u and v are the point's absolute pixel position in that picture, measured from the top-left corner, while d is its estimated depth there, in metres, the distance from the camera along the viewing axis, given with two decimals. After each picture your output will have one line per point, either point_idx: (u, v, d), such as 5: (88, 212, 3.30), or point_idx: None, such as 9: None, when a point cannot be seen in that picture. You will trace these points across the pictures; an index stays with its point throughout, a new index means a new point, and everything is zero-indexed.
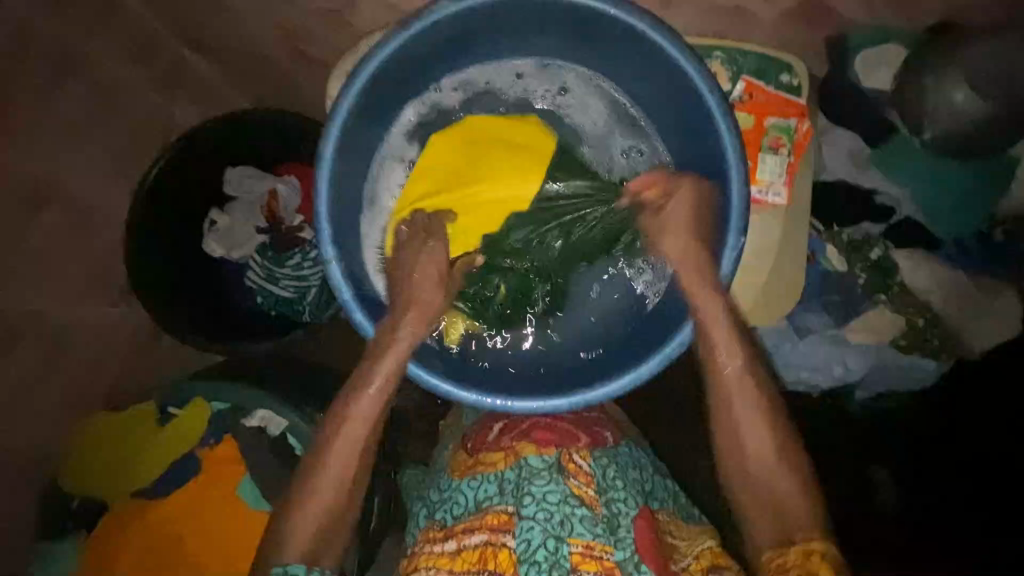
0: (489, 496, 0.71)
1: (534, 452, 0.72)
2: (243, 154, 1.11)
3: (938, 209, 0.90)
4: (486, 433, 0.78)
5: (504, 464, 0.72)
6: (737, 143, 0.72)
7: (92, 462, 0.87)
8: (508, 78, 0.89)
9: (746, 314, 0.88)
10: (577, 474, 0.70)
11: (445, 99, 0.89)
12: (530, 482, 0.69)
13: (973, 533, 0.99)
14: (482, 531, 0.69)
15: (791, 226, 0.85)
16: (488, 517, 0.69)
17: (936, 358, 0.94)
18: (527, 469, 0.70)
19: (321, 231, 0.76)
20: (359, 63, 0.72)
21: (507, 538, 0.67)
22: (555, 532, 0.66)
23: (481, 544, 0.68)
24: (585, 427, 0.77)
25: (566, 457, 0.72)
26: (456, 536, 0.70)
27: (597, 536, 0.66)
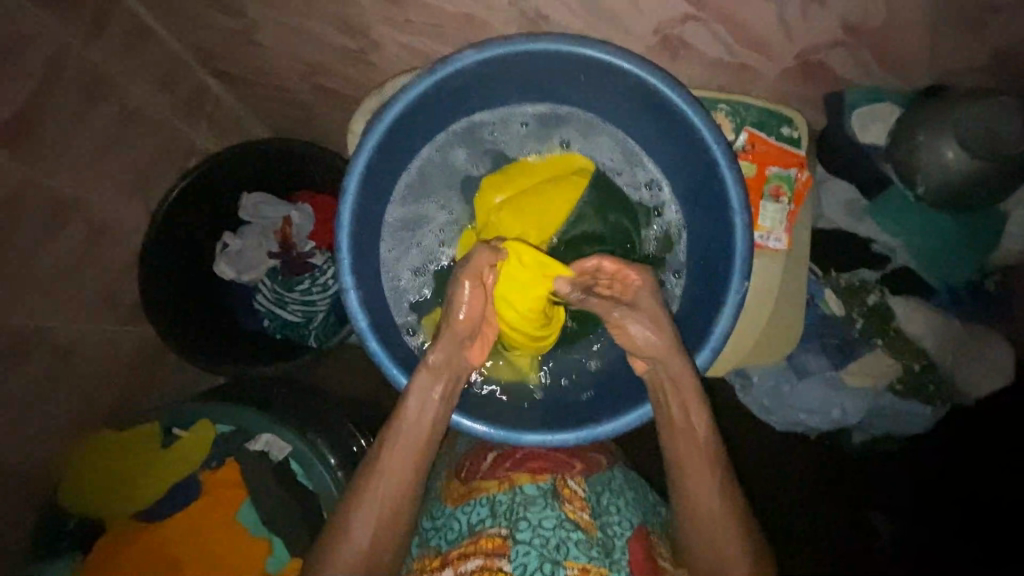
0: (482, 519, 0.71)
1: (529, 480, 0.73)
2: (261, 182, 1.16)
3: (937, 261, 0.92)
4: (481, 460, 0.79)
5: (498, 488, 0.73)
6: (742, 190, 0.75)
7: (90, 481, 0.87)
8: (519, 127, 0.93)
9: (748, 355, 0.90)
10: (572, 499, 0.72)
11: (456, 145, 0.92)
12: (526, 508, 0.70)
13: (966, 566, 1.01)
14: (478, 556, 0.68)
15: (790, 273, 0.88)
16: (482, 541, 0.69)
17: (932, 404, 0.95)
18: (522, 495, 0.71)
19: (341, 262, 0.78)
20: (385, 106, 0.76)
21: (502, 562, 0.67)
22: (551, 556, 0.66)
23: (476, 571, 0.67)
24: (579, 453, 0.80)
25: (561, 482, 0.74)
26: (452, 564, 0.69)
27: (592, 559, 0.67)
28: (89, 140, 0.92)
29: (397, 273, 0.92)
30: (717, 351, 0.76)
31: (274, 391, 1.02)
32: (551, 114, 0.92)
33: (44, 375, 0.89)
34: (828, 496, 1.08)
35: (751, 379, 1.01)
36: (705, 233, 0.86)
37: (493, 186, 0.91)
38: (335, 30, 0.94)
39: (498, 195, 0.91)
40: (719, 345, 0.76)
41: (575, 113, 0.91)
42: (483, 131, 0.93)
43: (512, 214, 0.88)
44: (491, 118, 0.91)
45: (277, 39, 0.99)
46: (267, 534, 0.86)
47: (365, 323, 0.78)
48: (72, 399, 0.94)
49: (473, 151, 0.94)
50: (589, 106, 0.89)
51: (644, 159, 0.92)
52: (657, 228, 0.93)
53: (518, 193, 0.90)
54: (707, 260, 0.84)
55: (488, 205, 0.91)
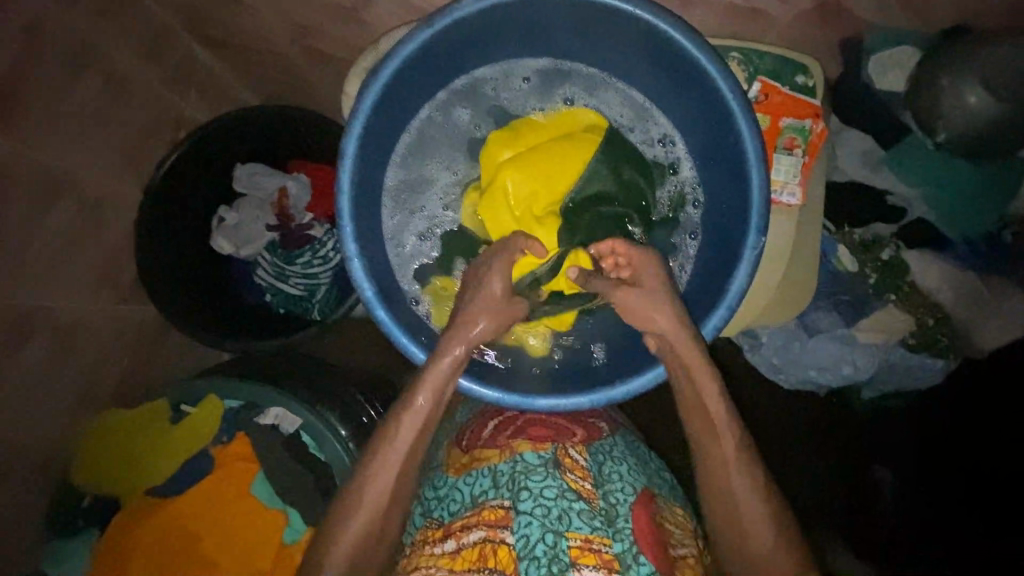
0: (484, 491, 0.70)
1: (529, 448, 0.72)
2: (254, 153, 1.13)
3: (953, 212, 0.90)
4: (481, 429, 0.79)
5: (499, 458, 0.72)
6: (759, 142, 0.72)
7: (101, 462, 0.87)
8: (520, 84, 0.90)
9: (761, 313, 0.89)
10: (574, 469, 0.71)
11: (457, 105, 0.89)
12: (527, 477, 0.68)
13: (974, 533, 0.98)
14: (479, 528, 0.67)
15: (803, 228, 0.85)
16: (484, 513, 0.68)
17: (943, 358, 0.95)
18: (522, 464, 0.70)
19: (343, 229, 0.75)
20: (382, 61, 0.72)
21: (506, 534, 0.65)
22: (553, 526, 0.64)
23: (478, 543, 0.66)
24: (579, 420, 0.80)
25: (561, 452, 0.72)
26: (455, 535, 0.68)
27: (596, 530, 0.65)
28: (78, 112, 0.88)
29: (400, 242, 0.90)
30: (734, 309, 0.74)
31: (275, 367, 1.00)
32: (555, 67, 0.88)
33: (50, 353, 0.87)
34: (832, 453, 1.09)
35: (759, 339, 1.00)
36: (719, 189, 0.83)
37: (500, 143, 0.87)
38: None
39: (507, 152, 0.87)
40: (737, 302, 0.74)
41: (580, 67, 0.88)
42: (484, 90, 0.90)
43: (522, 171, 0.84)
44: (492, 74, 0.88)
45: None
46: (282, 505, 0.86)
47: (372, 292, 0.76)
48: (78, 379, 0.93)
49: (474, 111, 0.91)
50: (595, 58, 0.86)
51: (651, 115, 0.89)
52: (667, 187, 0.91)
53: (528, 148, 0.87)
54: (723, 218, 0.82)
55: (495, 162, 0.87)
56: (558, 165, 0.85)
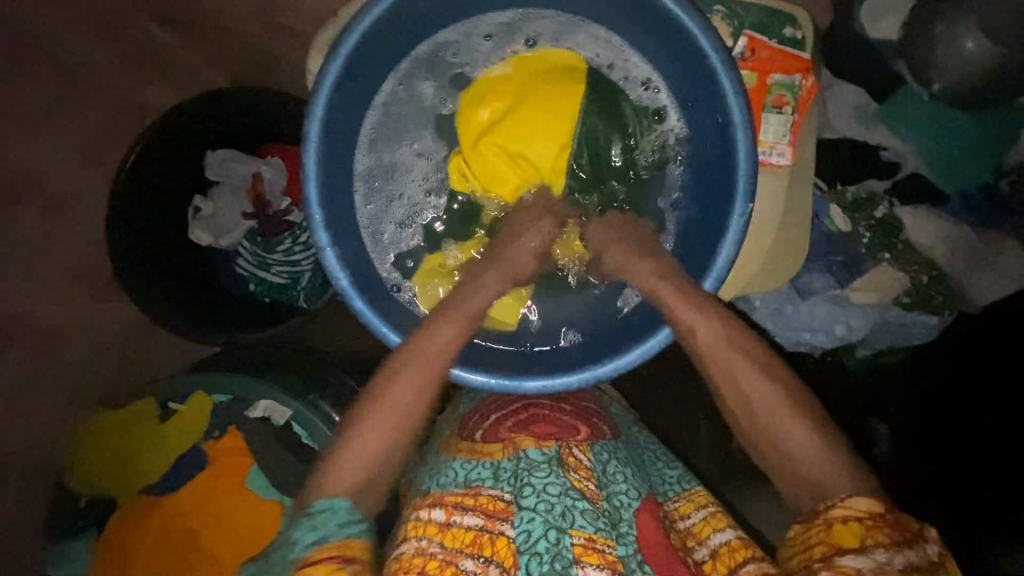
0: (482, 477, 0.67)
1: (533, 444, 0.69)
2: (224, 137, 1.08)
3: (946, 163, 0.88)
4: (484, 417, 0.76)
5: (501, 454, 0.69)
6: (742, 100, 0.69)
7: (93, 464, 0.86)
8: (481, 44, 0.86)
9: (752, 280, 0.86)
10: (578, 468, 0.68)
11: (420, 71, 0.85)
12: (530, 473, 0.66)
13: (970, 489, 0.96)
14: (476, 514, 0.64)
15: (796, 191, 0.82)
16: (482, 501, 0.65)
17: (939, 313, 0.93)
18: (526, 460, 0.67)
19: (313, 218, 0.72)
20: (342, 34, 0.68)
21: (505, 527, 0.64)
22: (557, 523, 0.63)
23: (472, 527, 0.63)
24: (584, 419, 0.75)
25: (565, 451, 0.69)
26: (446, 508, 0.64)
27: (599, 530, 0.63)
28: (32, 105, 0.84)
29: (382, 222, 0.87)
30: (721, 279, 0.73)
31: (269, 359, 0.99)
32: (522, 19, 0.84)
33: (28, 356, 0.85)
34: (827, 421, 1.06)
35: (753, 304, 0.98)
36: (706, 150, 0.80)
37: (475, 103, 0.85)
38: None
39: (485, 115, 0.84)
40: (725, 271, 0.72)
41: (552, 16, 0.84)
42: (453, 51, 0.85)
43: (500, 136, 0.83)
44: (457, 35, 0.84)
45: None
46: (279, 495, 0.86)
47: (347, 282, 0.73)
48: (63, 382, 0.91)
49: (439, 82, 0.87)
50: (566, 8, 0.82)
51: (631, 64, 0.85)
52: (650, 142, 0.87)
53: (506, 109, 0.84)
54: (709, 183, 0.79)
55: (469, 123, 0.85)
56: (550, 118, 0.83)
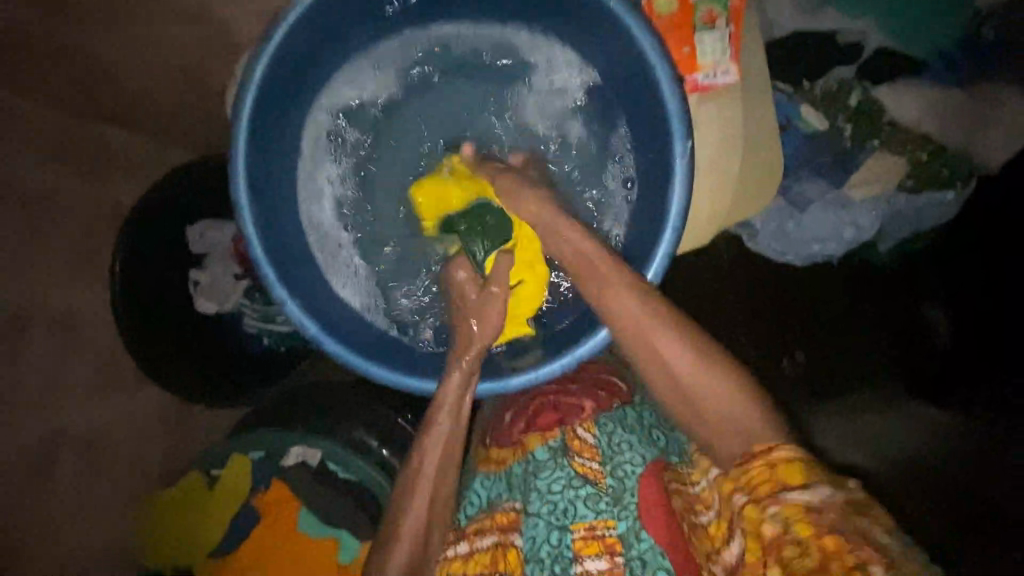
0: (499, 493, 0.73)
1: (540, 442, 0.73)
2: (195, 207, 1.09)
3: (910, 27, 0.82)
4: (500, 423, 0.80)
5: (513, 458, 0.75)
6: (652, 34, 0.66)
7: (166, 538, 0.94)
8: (392, 70, 0.87)
9: (732, 211, 0.80)
10: (582, 450, 0.71)
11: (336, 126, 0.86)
12: (536, 476, 0.71)
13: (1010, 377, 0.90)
14: (493, 532, 0.70)
15: (750, 105, 0.77)
16: (497, 517, 0.71)
17: (951, 188, 0.86)
18: (534, 462, 0.72)
19: (267, 275, 0.72)
20: (239, 91, 0.69)
21: (515, 537, 0.69)
22: (558, 522, 0.68)
23: (493, 547, 0.69)
24: (587, 390, 0.78)
25: (570, 435, 0.73)
26: (467, 538, 0.71)
27: (600, 514, 0.67)
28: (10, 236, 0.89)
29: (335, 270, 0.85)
30: (681, 226, 0.69)
31: (301, 408, 1.02)
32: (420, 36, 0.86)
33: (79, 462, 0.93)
34: (817, 336, 1.01)
35: (754, 227, 0.93)
36: (634, 99, 0.76)
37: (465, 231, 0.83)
38: None
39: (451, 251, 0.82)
40: (682, 218, 0.68)
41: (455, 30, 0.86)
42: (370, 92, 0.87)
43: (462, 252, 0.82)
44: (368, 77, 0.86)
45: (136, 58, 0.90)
46: (332, 530, 0.91)
47: (316, 328, 0.74)
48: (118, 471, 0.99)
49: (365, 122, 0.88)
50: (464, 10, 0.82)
51: (540, 50, 0.85)
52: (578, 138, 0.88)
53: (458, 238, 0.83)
54: (649, 127, 0.75)
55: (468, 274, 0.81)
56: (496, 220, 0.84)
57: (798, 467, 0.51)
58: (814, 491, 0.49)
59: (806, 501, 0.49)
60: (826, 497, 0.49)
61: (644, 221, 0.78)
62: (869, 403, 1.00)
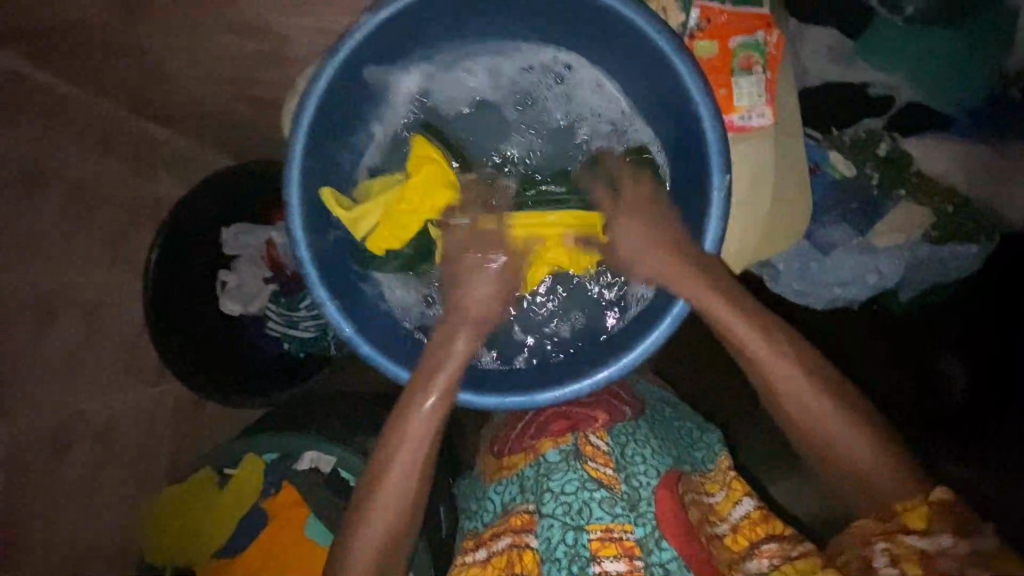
0: (512, 498, 0.74)
1: (551, 445, 0.74)
2: (234, 212, 1.12)
3: (938, 86, 0.85)
4: (512, 432, 0.81)
5: (526, 463, 0.75)
6: (698, 74, 0.70)
7: (169, 535, 0.93)
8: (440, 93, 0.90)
9: (760, 249, 0.82)
10: (595, 456, 0.72)
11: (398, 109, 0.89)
12: (549, 477, 0.71)
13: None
14: (507, 535, 0.71)
15: (784, 148, 0.79)
16: (511, 520, 0.72)
17: (976, 242, 0.87)
18: (545, 465, 0.72)
19: (310, 276, 0.76)
20: (301, 101, 0.73)
21: (530, 538, 0.70)
22: (574, 522, 0.67)
23: (507, 548, 0.71)
24: (603, 405, 0.78)
25: (582, 441, 0.74)
26: (485, 544, 0.73)
27: (616, 517, 0.67)
28: (56, 225, 0.92)
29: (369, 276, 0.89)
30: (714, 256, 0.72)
31: (319, 411, 1.03)
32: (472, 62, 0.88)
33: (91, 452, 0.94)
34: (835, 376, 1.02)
35: (776, 268, 0.94)
36: (676, 132, 0.79)
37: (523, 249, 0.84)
38: (240, 36, 0.88)
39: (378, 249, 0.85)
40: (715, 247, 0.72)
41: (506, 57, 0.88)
42: (440, 84, 0.89)
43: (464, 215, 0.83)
44: (446, 68, 0.88)
45: (187, 65, 0.93)
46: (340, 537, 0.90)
47: (351, 330, 0.77)
48: (128, 464, 1.00)
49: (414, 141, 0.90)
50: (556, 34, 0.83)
51: (585, 83, 0.88)
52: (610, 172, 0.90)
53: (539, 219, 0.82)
54: (688, 161, 0.78)
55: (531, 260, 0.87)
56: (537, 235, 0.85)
57: (921, 513, 0.58)
58: (932, 540, 0.56)
59: (919, 549, 0.56)
60: (946, 548, 0.55)
61: None
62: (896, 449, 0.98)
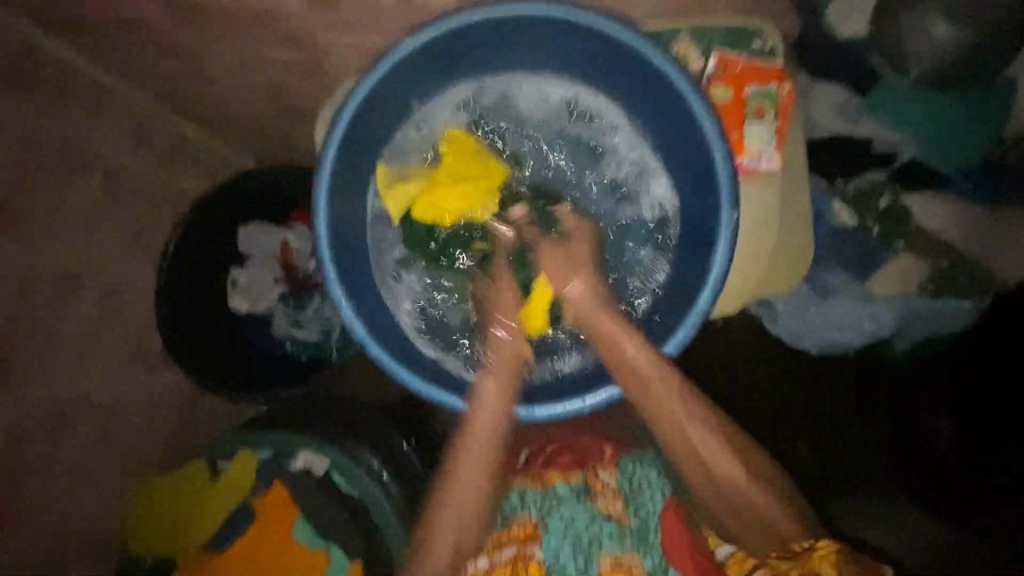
0: (515, 508, 0.78)
1: (562, 479, 0.79)
2: (252, 212, 1.15)
3: (942, 145, 0.89)
4: (517, 458, 0.84)
5: (534, 487, 0.79)
6: (714, 116, 0.74)
7: (156, 526, 0.93)
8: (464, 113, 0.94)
9: (761, 287, 0.84)
10: (605, 491, 0.77)
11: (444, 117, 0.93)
12: (557, 509, 0.76)
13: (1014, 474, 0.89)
14: (512, 547, 0.75)
15: (789, 192, 0.83)
16: (515, 532, 0.76)
17: (969, 297, 0.91)
18: (555, 497, 0.77)
19: (328, 276, 0.79)
20: (338, 110, 0.77)
21: (535, 551, 0.75)
22: (584, 553, 0.74)
23: (512, 560, 0.75)
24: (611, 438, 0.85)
25: (592, 477, 0.79)
26: (487, 552, 0.76)
27: (626, 550, 0.74)
28: (85, 208, 0.94)
29: (382, 279, 0.93)
30: (719, 288, 0.75)
31: (315, 413, 1.03)
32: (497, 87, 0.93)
33: (88, 436, 0.94)
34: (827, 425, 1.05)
35: (776, 308, 0.97)
36: (694, 172, 0.82)
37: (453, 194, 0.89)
38: (282, 46, 0.92)
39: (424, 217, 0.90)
40: (721, 278, 0.75)
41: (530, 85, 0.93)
42: (486, 103, 0.94)
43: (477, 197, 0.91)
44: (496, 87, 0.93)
45: (231, 70, 0.98)
46: (325, 543, 0.90)
47: (363, 331, 0.79)
48: (123, 450, 1.00)
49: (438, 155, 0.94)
50: (598, 73, 0.87)
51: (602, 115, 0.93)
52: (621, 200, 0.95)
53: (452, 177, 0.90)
54: (699, 197, 0.82)
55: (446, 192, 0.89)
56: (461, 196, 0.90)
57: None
58: None
59: None
60: None
61: (685, 283, 0.82)
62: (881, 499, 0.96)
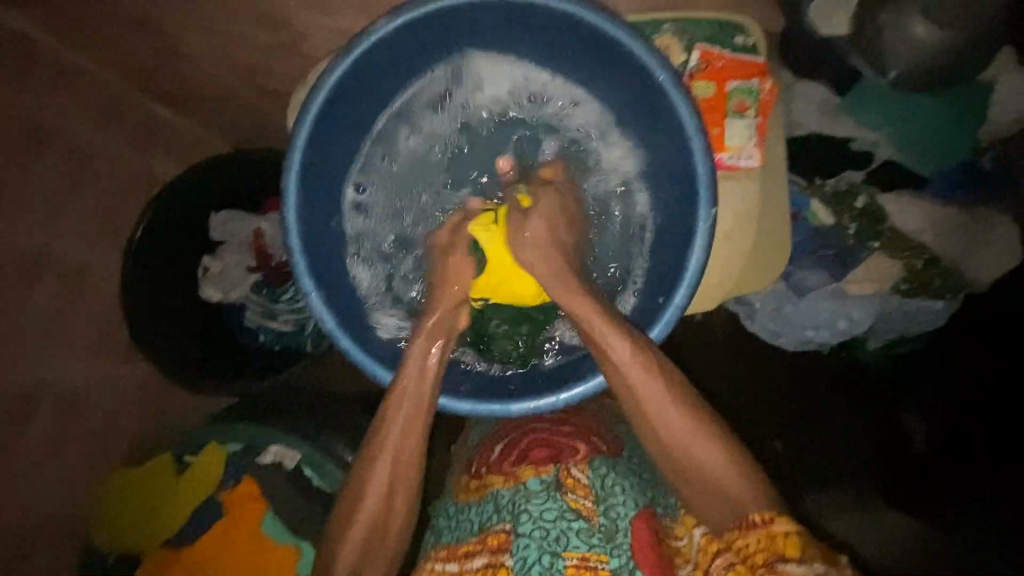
0: (488, 517, 0.74)
1: (533, 474, 0.74)
2: (223, 198, 1.11)
3: (921, 147, 0.90)
4: (491, 453, 0.82)
5: (505, 485, 0.75)
6: (695, 112, 0.73)
7: (118, 520, 0.90)
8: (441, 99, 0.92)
9: (740, 285, 0.84)
10: (576, 487, 0.73)
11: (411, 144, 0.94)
12: (527, 501, 0.71)
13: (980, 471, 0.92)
14: (484, 554, 0.71)
15: (768, 191, 0.83)
16: (488, 539, 0.72)
17: (941, 299, 0.92)
18: (525, 491, 0.72)
19: (297, 266, 0.77)
20: (312, 93, 0.75)
21: (505, 557, 0.69)
22: (549, 548, 0.67)
23: (481, 569, 0.70)
24: (584, 436, 0.80)
25: (563, 473, 0.74)
26: (458, 559, 0.72)
27: (593, 547, 0.68)
28: (48, 190, 0.91)
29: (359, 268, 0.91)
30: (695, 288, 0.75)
31: (282, 407, 1.01)
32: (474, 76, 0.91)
33: (53, 425, 0.92)
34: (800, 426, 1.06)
35: (754, 306, 0.98)
36: (674, 169, 0.81)
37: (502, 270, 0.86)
38: None
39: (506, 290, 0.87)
40: (697, 276, 0.74)
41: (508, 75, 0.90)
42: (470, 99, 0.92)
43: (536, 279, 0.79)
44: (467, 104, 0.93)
45: None
46: (294, 539, 0.89)
47: (334, 323, 0.77)
48: (84, 443, 0.97)
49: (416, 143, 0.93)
50: (581, 66, 0.85)
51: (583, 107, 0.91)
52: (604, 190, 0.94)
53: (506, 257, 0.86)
54: (677, 195, 0.82)
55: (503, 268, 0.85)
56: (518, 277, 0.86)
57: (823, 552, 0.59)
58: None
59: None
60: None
61: (665, 280, 0.82)
62: (849, 505, 1.03)
